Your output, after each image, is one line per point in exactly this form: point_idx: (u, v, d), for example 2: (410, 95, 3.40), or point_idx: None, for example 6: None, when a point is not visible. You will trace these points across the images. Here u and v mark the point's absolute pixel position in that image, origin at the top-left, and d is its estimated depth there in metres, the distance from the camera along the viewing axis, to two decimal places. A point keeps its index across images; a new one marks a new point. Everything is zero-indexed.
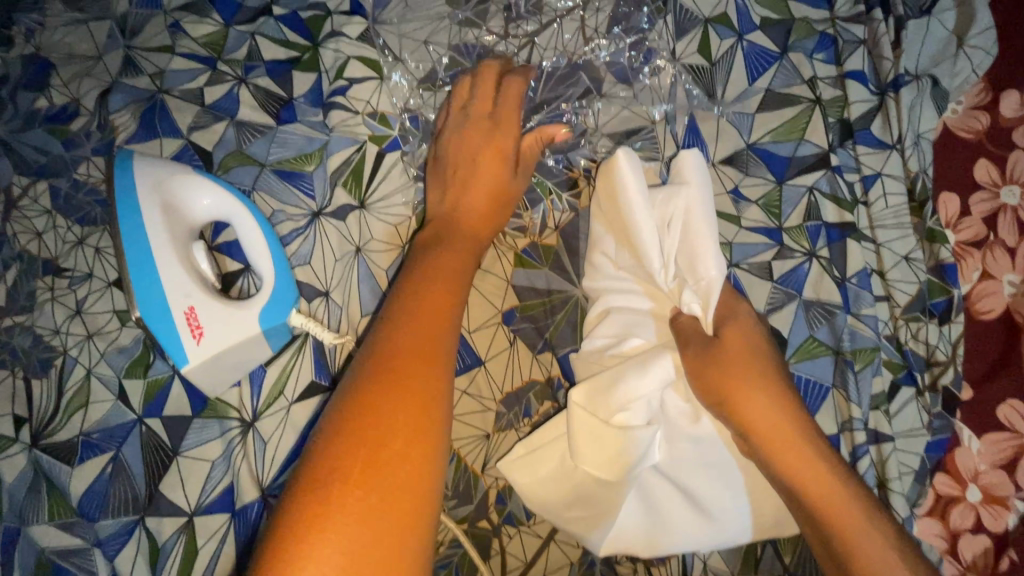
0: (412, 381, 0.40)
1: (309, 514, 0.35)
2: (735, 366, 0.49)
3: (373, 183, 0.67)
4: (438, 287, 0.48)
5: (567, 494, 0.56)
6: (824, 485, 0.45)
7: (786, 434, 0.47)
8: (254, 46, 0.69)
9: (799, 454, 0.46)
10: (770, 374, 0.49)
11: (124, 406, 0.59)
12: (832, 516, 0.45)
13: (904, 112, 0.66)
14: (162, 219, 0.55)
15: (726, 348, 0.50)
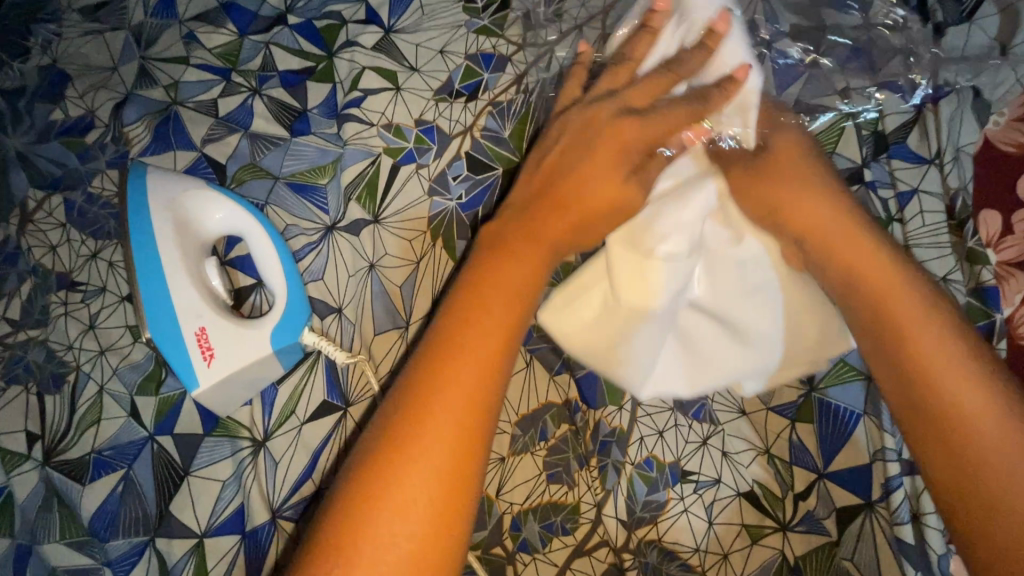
0: (475, 369, 0.38)
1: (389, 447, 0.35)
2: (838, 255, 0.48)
3: (388, 197, 0.65)
4: (533, 229, 0.46)
5: (605, 336, 0.56)
6: (957, 372, 0.41)
7: (909, 305, 0.44)
8: (269, 57, 0.68)
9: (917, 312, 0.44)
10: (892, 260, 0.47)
11: (136, 422, 0.58)
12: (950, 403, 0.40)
13: (943, 125, 0.63)
14: (174, 236, 0.55)
15: (832, 225, 0.49)
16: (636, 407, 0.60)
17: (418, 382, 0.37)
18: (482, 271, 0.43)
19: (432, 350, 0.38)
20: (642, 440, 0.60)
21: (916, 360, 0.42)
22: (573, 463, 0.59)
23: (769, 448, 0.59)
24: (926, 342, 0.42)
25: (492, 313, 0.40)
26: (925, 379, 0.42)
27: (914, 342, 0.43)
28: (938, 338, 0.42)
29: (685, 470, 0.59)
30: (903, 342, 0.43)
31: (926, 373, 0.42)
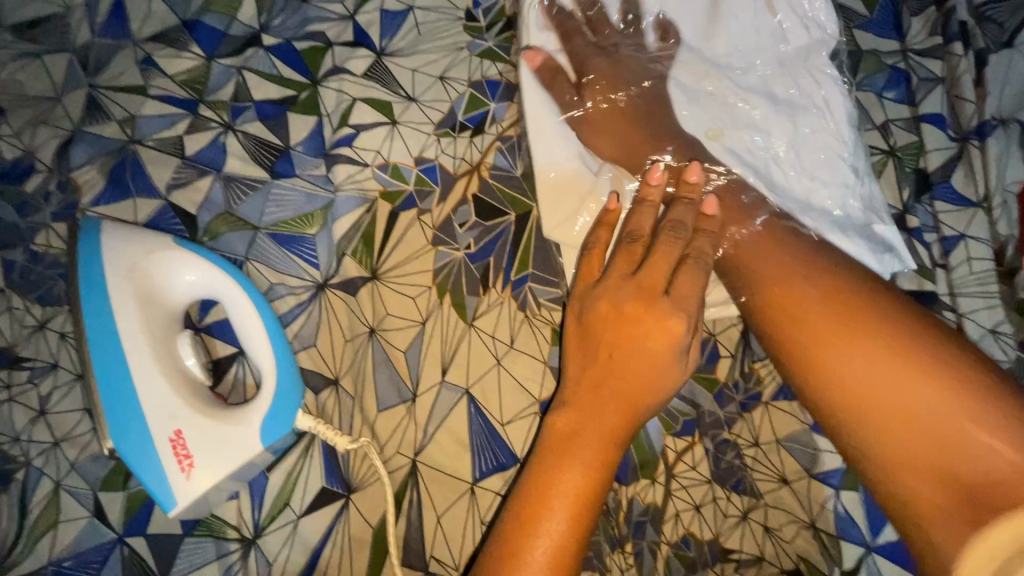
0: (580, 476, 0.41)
1: (512, 560, 0.38)
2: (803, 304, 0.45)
3: (387, 249, 0.58)
4: (652, 290, 0.45)
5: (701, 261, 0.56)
6: (903, 377, 0.39)
7: (838, 341, 0.42)
8: (242, 83, 0.59)
9: (820, 326, 0.44)
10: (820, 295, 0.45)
11: (100, 523, 0.50)
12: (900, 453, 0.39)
13: (991, 163, 0.58)
14: (140, 318, 0.46)
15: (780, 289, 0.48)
16: (670, 479, 0.55)
17: (509, 545, 0.39)
18: (612, 337, 0.44)
19: (526, 519, 0.40)
20: (678, 516, 0.54)
21: (865, 405, 0.40)
22: (605, 545, 0.53)
23: (815, 521, 0.54)
24: (867, 391, 0.40)
25: (578, 460, 0.41)
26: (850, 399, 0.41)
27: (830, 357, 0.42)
28: (871, 353, 0.41)
29: (726, 548, 0.54)
30: (840, 387, 0.41)
31: (879, 426, 0.39)
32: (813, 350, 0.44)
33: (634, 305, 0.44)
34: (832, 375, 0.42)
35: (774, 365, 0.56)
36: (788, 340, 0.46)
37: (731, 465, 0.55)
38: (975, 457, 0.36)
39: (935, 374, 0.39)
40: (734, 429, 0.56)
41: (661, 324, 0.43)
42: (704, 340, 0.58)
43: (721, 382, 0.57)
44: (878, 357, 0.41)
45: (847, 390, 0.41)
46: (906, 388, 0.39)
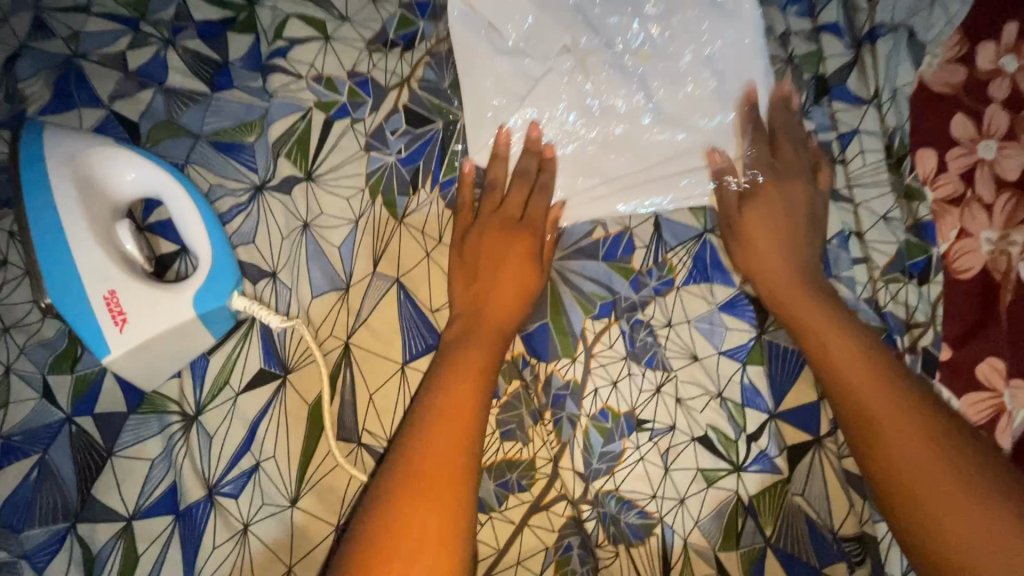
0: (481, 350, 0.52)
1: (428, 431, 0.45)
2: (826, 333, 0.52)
3: (323, 153, 0.61)
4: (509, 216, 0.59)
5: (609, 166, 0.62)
6: (883, 390, 0.47)
7: (838, 340, 0.51)
8: (183, 4, 0.63)
9: (811, 311, 0.54)
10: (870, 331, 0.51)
11: (49, 404, 0.53)
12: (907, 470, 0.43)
13: (881, 64, 0.63)
14: (75, 197, 0.49)
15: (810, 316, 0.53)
16: (589, 358, 0.59)
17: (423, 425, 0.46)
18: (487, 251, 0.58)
19: (442, 385, 0.48)
20: (597, 392, 0.58)
21: (853, 392, 0.48)
22: (527, 419, 0.57)
23: (722, 392, 0.59)
24: (860, 383, 0.48)
25: (477, 340, 0.53)
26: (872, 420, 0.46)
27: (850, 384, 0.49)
28: (890, 394, 0.47)
29: (641, 419, 0.58)
30: (831, 366, 0.50)
31: (861, 408, 0.47)
32: (830, 333, 0.52)
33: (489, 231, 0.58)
34: (822, 345, 0.52)
35: (685, 253, 0.61)
36: (770, 282, 0.57)
37: (644, 342, 0.59)
38: (912, 472, 0.43)
39: (919, 415, 0.45)
40: (647, 311, 0.60)
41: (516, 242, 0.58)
42: (621, 233, 0.62)
43: (636, 270, 0.61)
44: (897, 403, 0.46)
45: (843, 368, 0.50)
46: (885, 398, 0.47)
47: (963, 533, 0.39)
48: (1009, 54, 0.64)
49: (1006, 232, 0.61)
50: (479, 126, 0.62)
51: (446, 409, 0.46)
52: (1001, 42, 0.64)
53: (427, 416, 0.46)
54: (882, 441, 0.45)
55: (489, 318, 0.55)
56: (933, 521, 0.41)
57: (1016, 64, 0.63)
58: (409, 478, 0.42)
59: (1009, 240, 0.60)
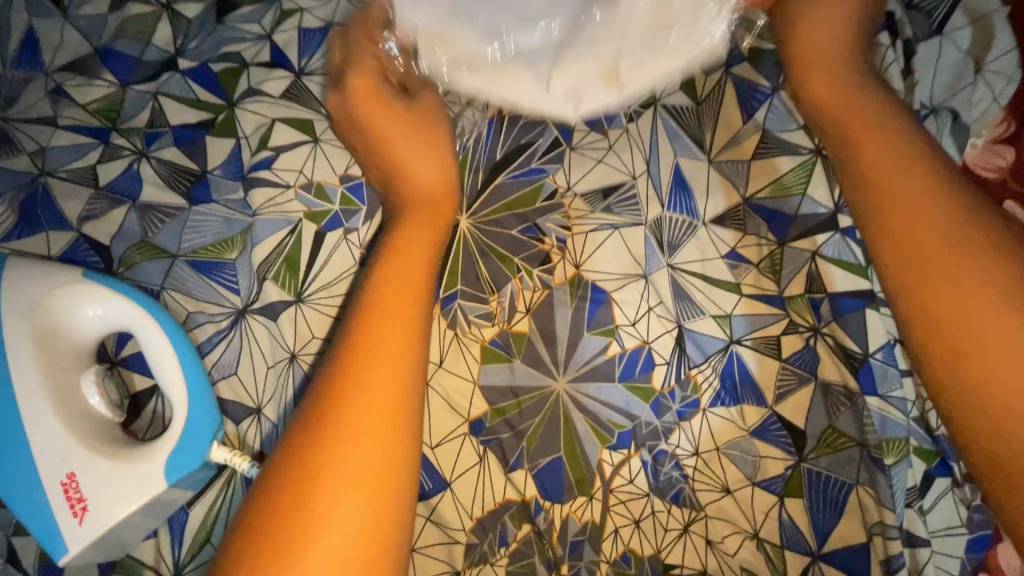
0: (401, 340, 0.36)
1: (298, 515, 0.31)
2: (897, 187, 0.36)
3: (312, 270, 0.56)
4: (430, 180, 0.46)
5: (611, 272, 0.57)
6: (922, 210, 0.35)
7: (888, 143, 0.37)
8: (157, 109, 0.58)
9: (882, 148, 0.38)
10: (993, 222, 0.34)
11: (14, 570, 0.48)
12: (955, 326, 0.32)
13: None
14: (34, 361, 0.46)
15: (880, 162, 0.37)
16: (608, 495, 0.53)
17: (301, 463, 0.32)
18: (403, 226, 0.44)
19: (355, 400, 0.33)
20: (618, 533, 0.53)
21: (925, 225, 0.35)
22: (541, 568, 0.53)
23: (758, 532, 0.53)
24: (911, 195, 0.35)
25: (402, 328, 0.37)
26: (923, 271, 0.34)
27: (961, 320, 0.32)
28: (965, 252, 0.33)
29: (667, 564, 0.53)
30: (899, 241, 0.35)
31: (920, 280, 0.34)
32: (882, 155, 0.37)
33: (417, 288, 0.49)
34: (875, 174, 0.37)
35: (711, 370, 0.55)
36: (865, 168, 0.38)
37: (669, 477, 0.54)
38: (976, 338, 0.31)
39: (973, 212, 0.34)
40: (671, 439, 0.54)
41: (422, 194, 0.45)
42: (638, 349, 0.56)
43: (657, 391, 0.55)
44: (937, 199, 0.35)
45: (881, 191, 0.37)
46: (929, 237, 0.34)
47: None
48: None
49: None
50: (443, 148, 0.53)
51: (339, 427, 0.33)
52: None
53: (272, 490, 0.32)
54: (950, 275, 0.33)
55: (386, 312, 0.37)
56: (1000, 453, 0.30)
57: None
58: (303, 530, 0.31)
59: None
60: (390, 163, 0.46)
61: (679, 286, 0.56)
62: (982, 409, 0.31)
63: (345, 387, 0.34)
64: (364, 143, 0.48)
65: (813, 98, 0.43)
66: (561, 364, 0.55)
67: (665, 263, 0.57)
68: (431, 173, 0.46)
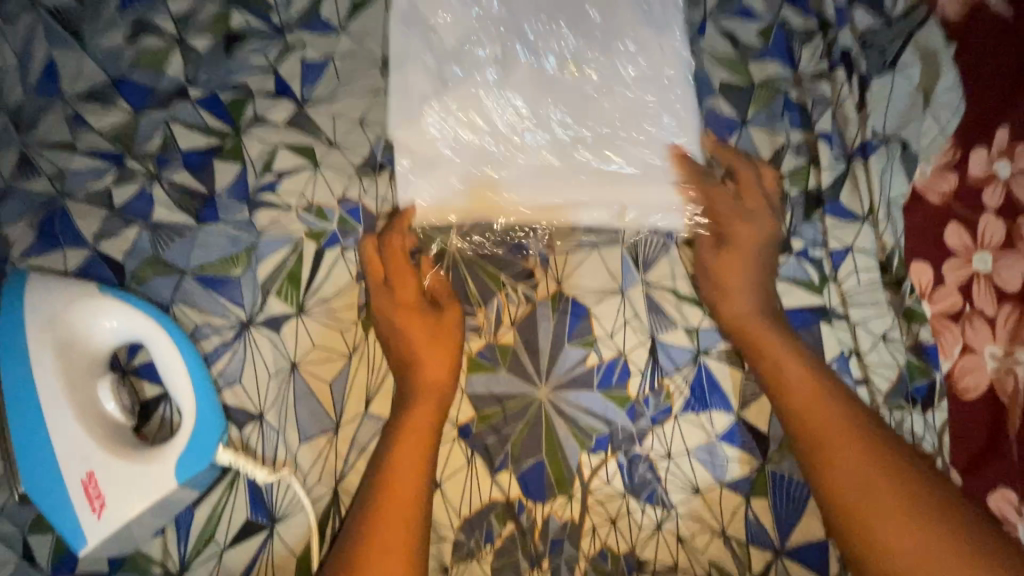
0: (425, 404, 0.54)
1: (359, 544, 0.46)
2: (786, 373, 0.54)
3: (313, 285, 0.60)
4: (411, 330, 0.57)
5: (589, 289, 0.62)
6: (897, 502, 0.44)
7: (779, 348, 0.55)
8: (169, 136, 0.63)
9: (772, 344, 0.55)
10: (864, 437, 0.49)
11: (28, 566, 0.51)
12: (847, 505, 0.46)
13: (875, 179, 0.63)
14: (55, 369, 0.49)
15: (772, 364, 0.55)
16: (587, 495, 0.57)
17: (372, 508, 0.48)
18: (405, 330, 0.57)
19: (396, 450, 0.51)
20: (596, 531, 0.57)
21: (838, 461, 0.48)
22: (524, 564, 0.56)
23: (726, 529, 0.57)
24: (854, 480, 0.47)
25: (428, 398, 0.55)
26: (846, 496, 0.46)
27: (850, 499, 0.46)
28: (858, 452, 0.48)
29: (642, 560, 0.56)
30: (782, 389, 0.53)
31: (830, 475, 0.48)
32: (771, 356, 0.55)
33: (422, 387, 0.55)
34: (780, 385, 0.54)
35: (681, 379, 0.60)
36: (756, 351, 0.56)
37: (643, 478, 0.58)
38: (880, 521, 0.44)
39: (836, 405, 0.51)
40: (645, 443, 0.58)
41: (432, 339, 0.57)
42: (615, 359, 0.60)
43: (633, 399, 0.59)
44: (821, 402, 0.51)
45: (832, 470, 0.48)
46: (880, 491, 0.45)
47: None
48: (1002, 158, 0.63)
49: (1011, 348, 0.59)
50: (458, 189, 0.58)
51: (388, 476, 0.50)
52: (992, 146, 0.63)
53: (360, 525, 0.47)
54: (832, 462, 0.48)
55: (434, 399, 0.55)
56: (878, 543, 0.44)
57: (1009, 171, 0.62)
58: (368, 547, 0.45)
59: (1014, 358, 0.59)
60: (405, 363, 0.57)
61: (653, 301, 0.62)
62: (870, 550, 0.44)
63: (401, 433, 0.52)
64: (389, 316, 0.58)
65: (722, 292, 0.59)
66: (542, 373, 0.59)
67: (639, 279, 0.62)
68: (435, 372, 0.56)
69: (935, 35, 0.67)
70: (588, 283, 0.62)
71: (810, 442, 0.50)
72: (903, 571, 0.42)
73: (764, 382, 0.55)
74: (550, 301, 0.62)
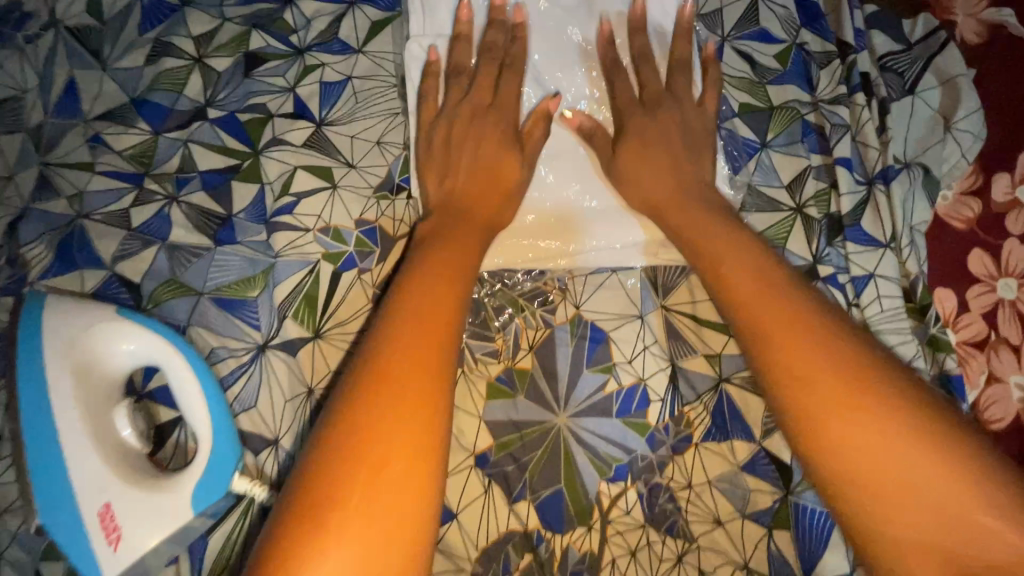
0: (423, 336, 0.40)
1: (314, 504, 0.34)
2: (751, 294, 0.45)
3: (330, 309, 0.60)
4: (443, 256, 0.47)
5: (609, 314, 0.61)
6: (873, 422, 0.37)
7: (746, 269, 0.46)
8: (187, 156, 0.63)
9: (734, 261, 0.47)
10: (844, 356, 0.40)
11: None
12: (822, 425, 0.39)
13: (897, 206, 0.62)
14: (75, 396, 0.49)
15: (736, 277, 0.46)
16: (606, 526, 0.57)
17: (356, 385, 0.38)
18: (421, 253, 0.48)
19: (386, 366, 0.39)
20: (615, 563, 0.55)
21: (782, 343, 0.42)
22: None
23: (749, 562, 0.53)
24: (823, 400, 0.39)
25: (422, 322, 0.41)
26: (819, 415, 0.39)
27: (831, 422, 0.38)
28: (835, 372, 0.40)
29: None
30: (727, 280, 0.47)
31: (776, 349, 0.42)
32: (729, 267, 0.47)
33: (418, 317, 0.41)
34: (769, 335, 0.42)
35: (702, 407, 0.59)
36: (715, 272, 0.48)
37: (663, 508, 0.57)
38: (857, 443, 0.38)
39: (797, 324, 0.42)
40: (666, 472, 0.58)
41: (444, 262, 0.47)
42: (634, 386, 0.60)
43: (653, 426, 0.59)
44: (793, 321, 0.43)
45: (800, 393, 0.40)
46: (864, 414, 0.38)
47: (907, 508, 0.36)
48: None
49: None
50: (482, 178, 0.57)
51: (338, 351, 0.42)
52: (1015, 173, 0.64)
53: (317, 459, 0.36)
54: (802, 379, 0.40)
55: (429, 329, 0.41)
56: (846, 471, 0.38)
57: None
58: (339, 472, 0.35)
59: None
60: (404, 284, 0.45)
61: (671, 327, 0.61)
62: (847, 482, 0.38)
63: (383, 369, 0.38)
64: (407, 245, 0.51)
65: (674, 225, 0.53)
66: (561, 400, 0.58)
67: (658, 304, 0.61)
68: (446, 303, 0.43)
69: (955, 60, 0.66)
70: (607, 308, 0.61)
71: (779, 355, 0.42)
72: (890, 493, 0.36)
73: (704, 279, 0.49)
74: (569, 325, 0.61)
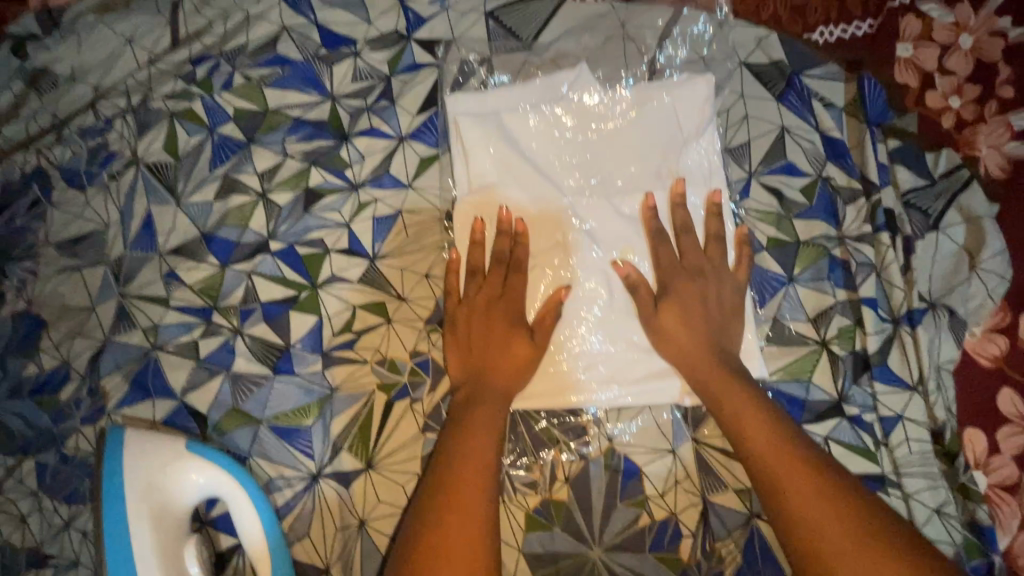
0: (474, 475, 0.55)
1: None
2: (754, 431, 0.56)
3: (380, 438, 0.64)
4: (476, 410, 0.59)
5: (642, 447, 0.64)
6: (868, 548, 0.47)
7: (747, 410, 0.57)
8: (250, 288, 0.68)
9: (740, 404, 0.58)
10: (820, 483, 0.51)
11: None
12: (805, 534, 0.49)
13: (923, 349, 0.64)
14: (151, 535, 0.54)
15: (743, 421, 0.57)
16: None
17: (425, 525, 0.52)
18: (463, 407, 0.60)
19: (442, 505, 0.52)
20: None
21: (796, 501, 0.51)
22: None
23: None
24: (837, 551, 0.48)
25: (471, 463, 0.55)
26: (810, 533, 0.49)
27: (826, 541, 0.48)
28: (817, 494, 0.50)
29: None
30: (745, 437, 0.56)
31: (788, 496, 0.51)
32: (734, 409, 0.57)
33: (463, 467, 0.55)
34: (774, 468, 0.53)
35: (733, 544, 0.61)
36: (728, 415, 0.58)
37: None
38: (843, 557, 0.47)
39: (792, 459, 0.53)
40: None
41: (484, 408, 0.60)
42: (666, 521, 0.62)
43: (686, 563, 0.61)
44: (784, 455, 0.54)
45: (802, 514, 0.50)
46: (843, 530, 0.48)
47: None
48: None
49: None
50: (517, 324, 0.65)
51: (446, 515, 0.52)
52: None
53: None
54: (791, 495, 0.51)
55: (472, 473, 0.54)
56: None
57: None
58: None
59: None
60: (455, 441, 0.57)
61: (704, 462, 0.63)
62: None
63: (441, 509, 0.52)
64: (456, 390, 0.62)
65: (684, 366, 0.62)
66: (595, 535, 0.61)
67: (690, 437, 0.64)
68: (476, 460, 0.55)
69: (977, 198, 0.69)
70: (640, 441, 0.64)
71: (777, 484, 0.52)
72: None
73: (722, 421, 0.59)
74: (602, 458, 0.64)
